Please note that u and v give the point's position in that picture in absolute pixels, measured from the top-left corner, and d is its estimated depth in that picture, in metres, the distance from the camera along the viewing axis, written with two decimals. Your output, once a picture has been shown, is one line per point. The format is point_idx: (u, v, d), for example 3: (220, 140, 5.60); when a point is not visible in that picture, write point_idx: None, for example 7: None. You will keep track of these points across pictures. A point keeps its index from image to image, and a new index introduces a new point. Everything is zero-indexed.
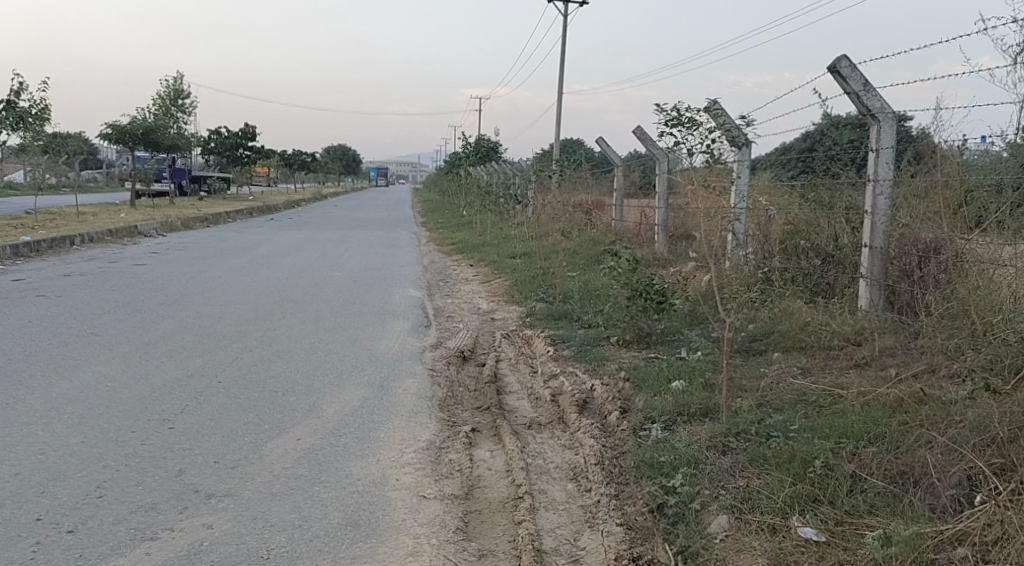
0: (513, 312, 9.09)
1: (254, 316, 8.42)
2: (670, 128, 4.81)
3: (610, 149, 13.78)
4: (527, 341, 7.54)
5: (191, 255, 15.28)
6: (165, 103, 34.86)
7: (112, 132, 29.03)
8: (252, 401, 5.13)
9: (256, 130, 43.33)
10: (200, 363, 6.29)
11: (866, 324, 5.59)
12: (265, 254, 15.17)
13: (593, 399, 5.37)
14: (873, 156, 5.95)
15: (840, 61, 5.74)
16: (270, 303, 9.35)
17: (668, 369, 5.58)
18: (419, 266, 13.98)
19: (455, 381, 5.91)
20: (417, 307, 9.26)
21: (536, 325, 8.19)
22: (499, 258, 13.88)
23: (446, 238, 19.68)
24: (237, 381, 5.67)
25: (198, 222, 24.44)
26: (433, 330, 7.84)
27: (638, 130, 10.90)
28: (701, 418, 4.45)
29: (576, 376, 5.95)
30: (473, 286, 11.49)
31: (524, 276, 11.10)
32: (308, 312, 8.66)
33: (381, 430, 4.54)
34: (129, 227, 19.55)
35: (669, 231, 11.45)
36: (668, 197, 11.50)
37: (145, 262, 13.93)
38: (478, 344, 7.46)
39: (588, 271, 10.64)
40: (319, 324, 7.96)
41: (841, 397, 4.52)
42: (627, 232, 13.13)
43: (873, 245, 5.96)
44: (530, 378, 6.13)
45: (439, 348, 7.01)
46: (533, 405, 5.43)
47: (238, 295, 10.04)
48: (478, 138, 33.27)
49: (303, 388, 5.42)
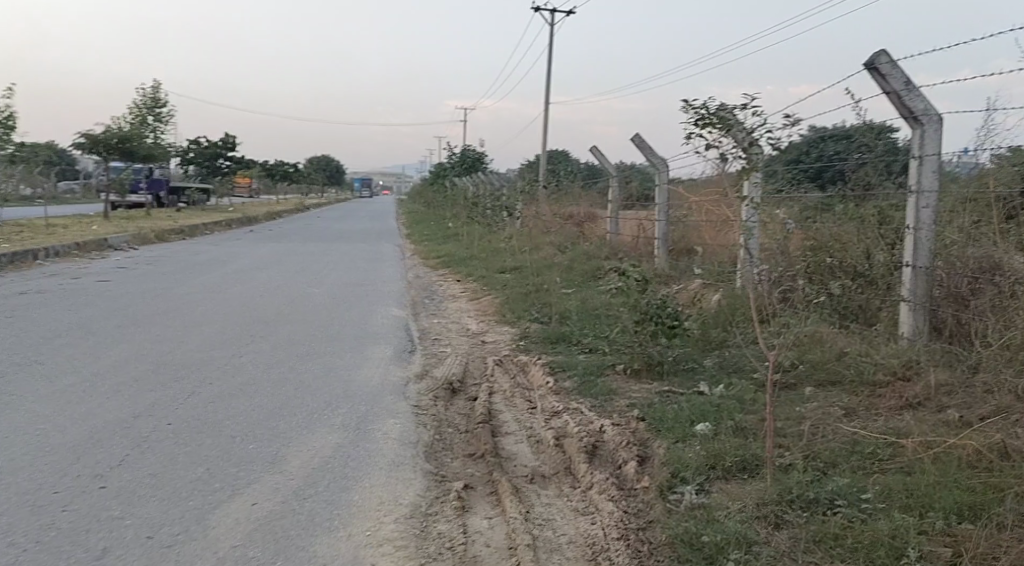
0: (505, 334, 8.37)
1: (220, 341, 7.64)
2: (699, 130, 4.05)
3: (604, 159, 13.13)
4: (522, 369, 6.80)
5: (162, 269, 14.44)
6: (141, 112, 33.95)
7: (85, 141, 28.08)
8: (205, 449, 4.38)
9: (236, 140, 42.50)
10: (151, 399, 5.51)
11: (914, 356, 4.86)
12: (240, 269, 14.37)
13: (604, 444, 4.63)
14: (915, 164, 5.26)
15: (878, 56, 5.10)
16: (239, 324, 8.55)
17: (688, 407, 4.85)
18: (404, 281, 13.21)
19: (444, 421, 5.16)
20: (401, 328, 8.50)
21: (532, 350, 7.46)
22: (489, 273, 13.17)
23: (432, 250, 18.97)
24: (191, 424, 4.90)
25: (173, 235, 23.57)
26: (418, 357, 7.09)
27: (637, 138, 10.24)
28: (741, 475, 3.73)
29: (581, 415, 5.20)
30: (461, 304, 10.74)
31: (516, 293, 10.36)
32: (281, 336, 7.89)
33: (356, 490, 3.79)
34: (99, 240, 18.69)
35: (669, 245, 10.77)
36: (669, 210, 10.85)
37: (111, 278, 13.07)
38: (468, 372, 6.71)
39: (585, 289, 9.94)
40: (290, 349, 7.19)
41: (903, 449, 3.80)
42: (622, 247, 12.43)
43: (916, 264, 5.21)
44: (529, 415, 5.39)
45: (425, 379, 6.25)
46: (534, 452, 4.69)
47: (205, 315, 9.25)
48: (465, 149, 32.65)
49: (266, 432, 4.67)
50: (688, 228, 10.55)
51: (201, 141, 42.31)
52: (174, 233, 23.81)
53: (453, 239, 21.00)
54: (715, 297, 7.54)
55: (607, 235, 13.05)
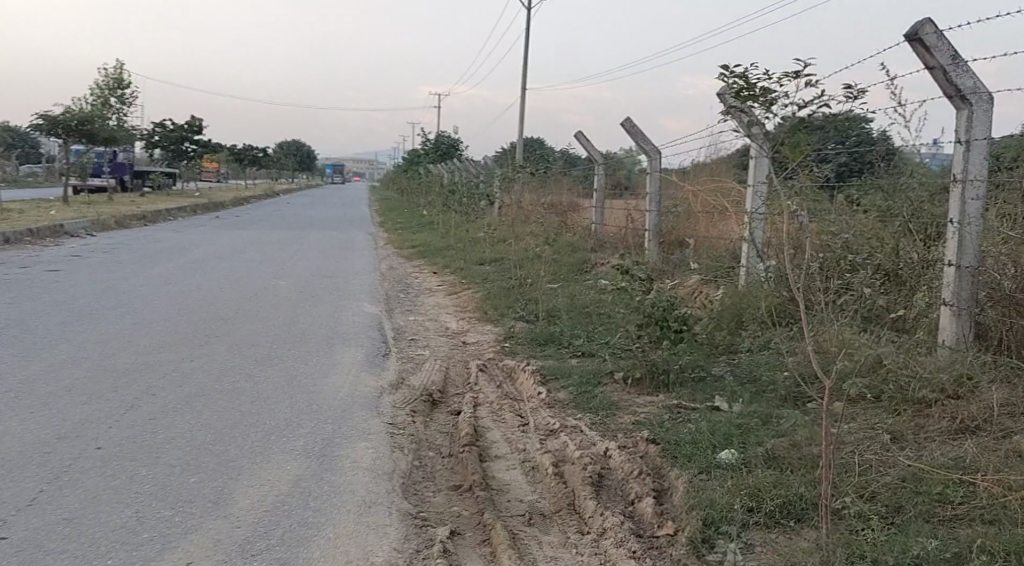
0: (488, 334, 7.69)
1: (172, 342, 6.87)
2: (740, 104, 3.33)
3: (589, 144, 12.46)
4: (510, 376, 6.14)
5: (116, 259, 13.51)
6: (102, 93, 32.59)
7: (42, 123, 26.76)
8: (136, 485, 3.64)
9: (203, 123, 41.22)
10: (81, 415, 4.74)
11: (962, 371, 4.27)
12: (201, 259, 13.49)
13: (612, 473, 3.97)
14: (961, 149, 4.65)
15: (923, 25, 4.47)
16: (196, 322, 7.78)
17: (708, 428, 4.19)
18: (377, 273, 12.47)
19: (423, 442, 4.46)
20: (374, 327, 7.78)
21: (519, 353, 6.79)
22: (467, 265, 12.48)
23: (407, 239, 18.21)
24: (124, 448, 4.14)
25: (134, 221, 22.52)
26: (394, 361, 6.40)
27: (627, 122, 9.57)
28: (788, 524, 3.08)
29: (580, 434, 4.53)
30: (438, 299, 10.04)
31: (497, 288, 9.68)
32: (241, 336, 7.13)
33: (318, 541, 3.10)
34: (54, 225, 17.64)
35: (661, 236, 10.12)
36: (660, 199, 10.20)
37: (60, 267, 12.14)
38: (449, 380, 6.02)
39: (573, 283, 9.29)
40: (250, 352, 6.45)
41: (979, 489, 3.19)
42: (608, 238, 11.79)
43: (961, 263, 4.59)
44: (521, 433, 4.71)
45: (401, 389, 5.54)
46: (529, 481, 4.02)
47: (160, 311, 8.46)
48: (440, 136, 31.89)
49: (213, 461, 3.94)
50: (681, 218, 9.93)
51: (167, 124, 40.93)
52: (136, 219, 22.78)
53: (428, 228, 20.23)
54: (718, 295, 6.90)
55: (592, 225, 12.42)
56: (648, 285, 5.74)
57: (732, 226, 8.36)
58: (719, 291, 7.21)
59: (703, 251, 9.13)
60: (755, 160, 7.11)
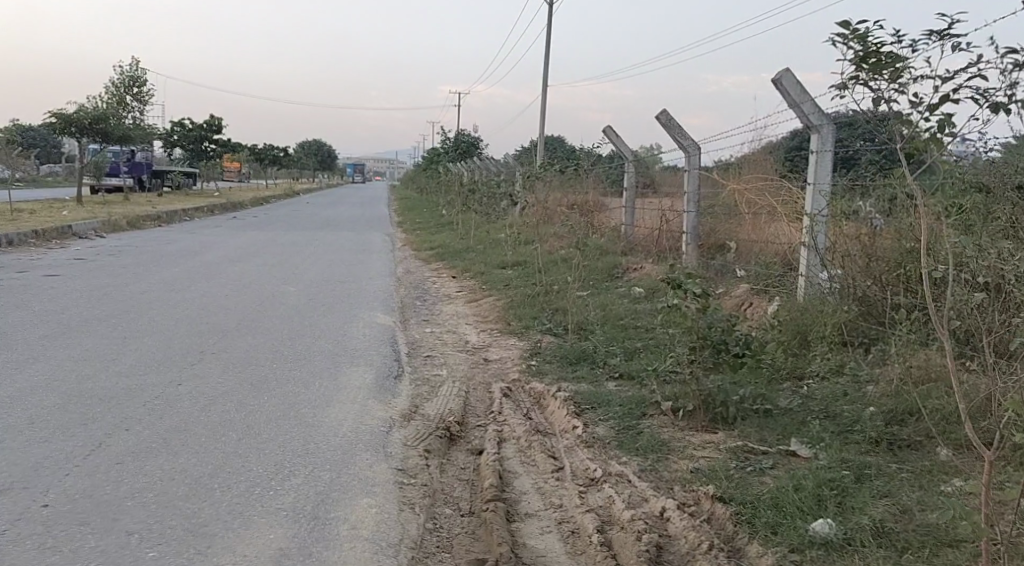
0: (512, 349, 6.95)
1: (160, 360, 6.17)
2: (862, 78, 2.51)
3: (618, 141, 11.64)
4: (538, 404, 5.38)
5: (120, 262, 12.89)
6: (117, 91, 32.18)
7: (56, 122, 26.30)
8: (76, 562, 2.92)
9: (221, 122, 40.82)
10: (36, 457, 4.03)
11: None
12: (208, 263, 12.83)
13: (673, 544, 3.20)
14: None
15: None
16: (190, 336, 7.08)
17: (790, 485, 3.41)
18: (392, 278, 11.77)
19: (439, 496, 3.70)
20: (386, 341, 7.04)
21: (548, 375, 6.02)
22: (488, 269, 11.74)
23: (426, 240, 17.51)
24: (76, 506, 3.43)
25: (147, 221, 22.00)
26: (406, 384, 5.66)
27: (664, 116, 8.75)
28: None
29: (628, 486, 3.74)
30: (456, 307, 9.30)
31: (521, 297, 8.93)
32: (237, 353, 6.41)
33: None
34: (60, 226, 17.06)
35: (700, 239, 9.32)
36: (699, 199, 9.37)
37: (58, 272, 11.51)
38: (469, 408, 5.27)
39: (603, 292, 8.54)
40: (245, 373, 5.72)
41: None
42: (639, 241, 10.99)
43: None
44: (556, 482, 3.94)
45: (414, 421, 4.79)
46: (568, 551, 3.25)
47: (154, 323, 7.77)
48: (459, 134, 31.29)
49: (179, 528, 3.21)
50: (722, 219, 9.13)
51: (184, 123, 40.57)
52: (149, 219, 22.28)
53: (448, 228, 19.55)
54: (774, 312, 6.09)
55: (621, 227, 11.63)
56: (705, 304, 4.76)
57: (786, 229, 7.62)
58: (773, 305, 6.41)
59: (747, 256, 8.36)
60: (817, 156, 6.29)
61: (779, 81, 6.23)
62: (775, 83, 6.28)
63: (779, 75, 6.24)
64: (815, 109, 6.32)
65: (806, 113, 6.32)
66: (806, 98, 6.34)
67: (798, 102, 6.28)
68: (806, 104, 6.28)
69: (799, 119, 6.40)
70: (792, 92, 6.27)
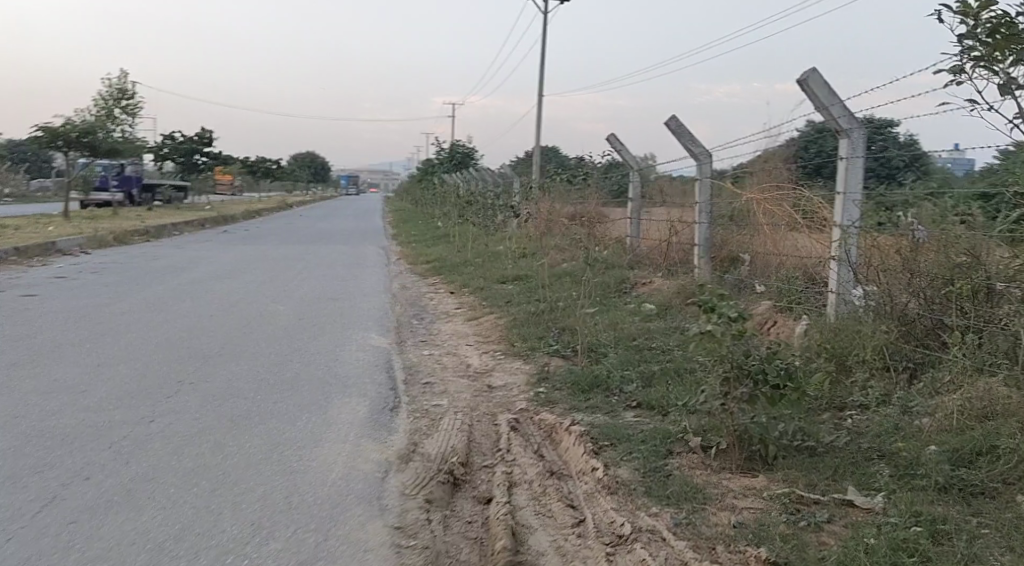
0: (518, 374, 6.44)
1: (134, 392, 5.63)
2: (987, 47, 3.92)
3: (623, 149, 11.15)
4: (550, 439, 4.86)
5: (103, 280, 12.33)
6: (106, 104, 31.73)
7: (42, 135, 25.77)
8: None
9: (212, 135, 40.37)
10: None
11: None
12: (194, 280, 12.28)
13: None
14: None
15: None
16: (169, 363, 6.54)
17: (857, 550, 2.90)
18: (388, 294, 11.25)
19: (443, 561, 3.18)
20: (381, 366, 6.51)
21: (558, 404, 5.49)
22: (488, 284, 11.24)
23: (422, 253, 17.03)
24: None
25: (136, 235, 21.49)
26: (403, 418, 5.13)
27: (674, 122, 8.27)
28: None
29: (662, 546, 3.21)
30: (456, 325, 8.77)
31: (524, 315, 8.42)
32: (218, 382, 5.87)
33: None
34: (44, 243, 16.54)
35: (712, 252, 8.86)
36: (712, 211, 8.90)
37: (36, 292, 10.95)
38: (474, 444, 4.75)
39: (612, 309, 8.03)
40: (224, 408, 5.18)
41: None
42: (646, 253, 10.51)
43: None
44: (577, 539, 3.42)
45: (413, 463, 4.27)
46: None
47: (131, 348, 7.22)
48: (454, 146, 30.88)
49: None
50: (735, 230, 8.65)
51: (176, 136, 40.11)
52: (138, 234, 21.76)
53: (445, 240, 19.09)
54: (804, 335, 5.60)
55: (627, 239, 11.15)
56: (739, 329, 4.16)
57: (810, 241, 7.14)
58: (800, 325, 5.91)
59: (764, 269, 7.87)
60: (846, 163, 5.85)
61: (804, 82, 5.75)
62: (801, 84, 5.81)
63: (805, 75, 5.76)
64: (844, 111, 5.83)
65: (834, 116, 5.84)
66: (835, 99, 5.84)
67: (826, 104, 5.80)
68: (834, 107, 5.79)
69: (827, 122, 5.91)
70: (819, 94, 5.78)
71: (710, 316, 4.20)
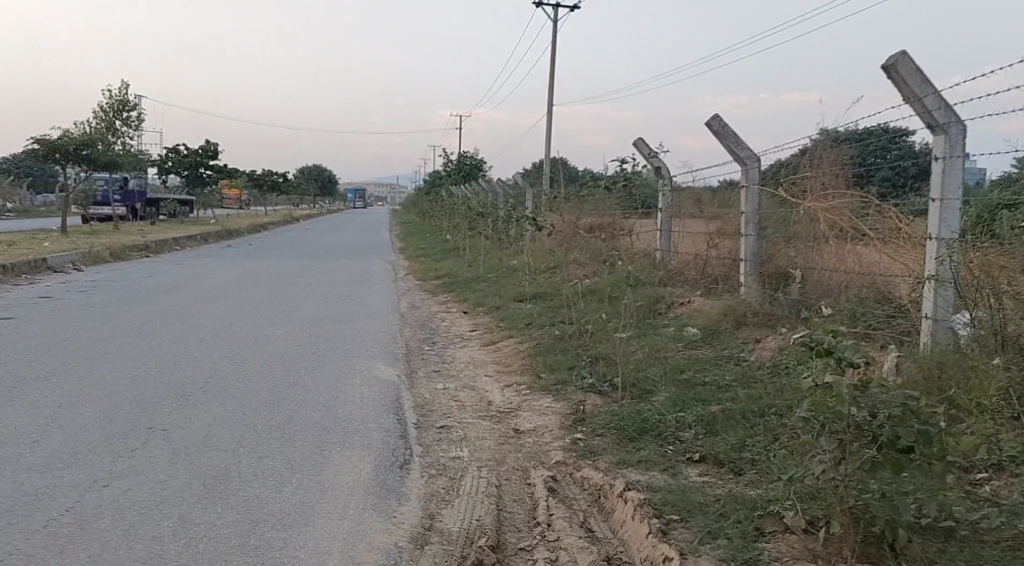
0: (548, 413, 5.49)
1: (95, 443, 4.71)
2: None
3: (651, 155, 10.17)
4: (600, 507, 3.91)
5: (89, 300, 11.44)
6: (107, 116, 30.97)
7: (39, 149, 24.99)
8: None
9: (217, 147, 39.62)
10: None
11: None
12: (186, 300, 11.37)
13: None
14: None
15: None
16: (142, 403, 5.63)
17: None
18: (396, 314, 10.33)
19: None
20: (388, 406, 5.57)
21: (604, 455, 4.53)
22: (505, 303, 10.28)
23: (432, 268, 16.11)
24: None
25: (134, 251, 20.64)
26: (417, 478, 4.19)
27: (718, 123, 7.35)
28: None
29: None
30: (472, 352, 7.83)
31: (550, 340, 7.47)
32: (196, 430, 4.95)
33: None
34: (34, 259, 15.68)
35: (761, 267, 7.91)
36: (760, 221, 7.96)
37: (13, 314, 10.06)
38: (506, 515, 3.80)
39: (650, 334, 7.08)
40: (199, 466, 4.24)
41: None
42: (680, 270, 9.54)
43: None
44: None
45: (431, 550, 3.34)
46: None
47: (102, 383, 6.31)
48: (463, 159, 30.00)
49: None
50: (784, 241, 7.66)
51: (180, 150, 39.40)
52: (136, 249, 20.94)
53: (455, 255, 18.16)
54: (902, 373, 4.64)
55: (657, 253, 10.18)
56: (861, 379, 3.16)
57: (880, 255, 6.20)
58: (890, 359, 4.97)
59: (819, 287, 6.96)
60: (943, 164, 4.92)
61: (894, 65, 4.85)
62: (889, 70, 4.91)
63: (894, 59, 4.87)
64: (941, 104, 4.90)
65: (928, 109, 4.89)
66: (931, 90, 4.92)
67: (919, 94, 4.87)
68: (929, 96, 4.86)
69: (919, 117, 4.97)
70: (910, 81, 4.87)
71: (825, 362, 3.19)
